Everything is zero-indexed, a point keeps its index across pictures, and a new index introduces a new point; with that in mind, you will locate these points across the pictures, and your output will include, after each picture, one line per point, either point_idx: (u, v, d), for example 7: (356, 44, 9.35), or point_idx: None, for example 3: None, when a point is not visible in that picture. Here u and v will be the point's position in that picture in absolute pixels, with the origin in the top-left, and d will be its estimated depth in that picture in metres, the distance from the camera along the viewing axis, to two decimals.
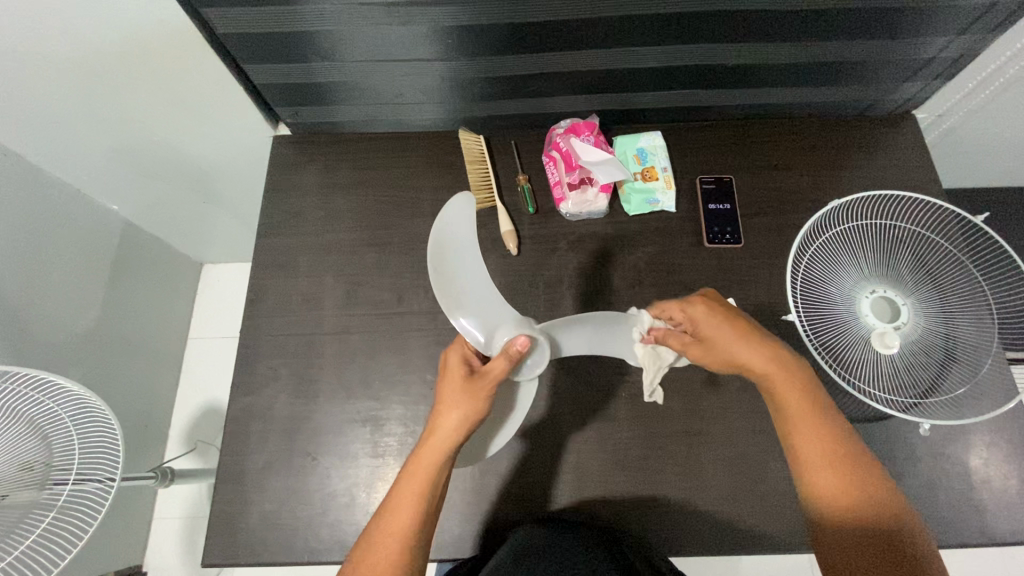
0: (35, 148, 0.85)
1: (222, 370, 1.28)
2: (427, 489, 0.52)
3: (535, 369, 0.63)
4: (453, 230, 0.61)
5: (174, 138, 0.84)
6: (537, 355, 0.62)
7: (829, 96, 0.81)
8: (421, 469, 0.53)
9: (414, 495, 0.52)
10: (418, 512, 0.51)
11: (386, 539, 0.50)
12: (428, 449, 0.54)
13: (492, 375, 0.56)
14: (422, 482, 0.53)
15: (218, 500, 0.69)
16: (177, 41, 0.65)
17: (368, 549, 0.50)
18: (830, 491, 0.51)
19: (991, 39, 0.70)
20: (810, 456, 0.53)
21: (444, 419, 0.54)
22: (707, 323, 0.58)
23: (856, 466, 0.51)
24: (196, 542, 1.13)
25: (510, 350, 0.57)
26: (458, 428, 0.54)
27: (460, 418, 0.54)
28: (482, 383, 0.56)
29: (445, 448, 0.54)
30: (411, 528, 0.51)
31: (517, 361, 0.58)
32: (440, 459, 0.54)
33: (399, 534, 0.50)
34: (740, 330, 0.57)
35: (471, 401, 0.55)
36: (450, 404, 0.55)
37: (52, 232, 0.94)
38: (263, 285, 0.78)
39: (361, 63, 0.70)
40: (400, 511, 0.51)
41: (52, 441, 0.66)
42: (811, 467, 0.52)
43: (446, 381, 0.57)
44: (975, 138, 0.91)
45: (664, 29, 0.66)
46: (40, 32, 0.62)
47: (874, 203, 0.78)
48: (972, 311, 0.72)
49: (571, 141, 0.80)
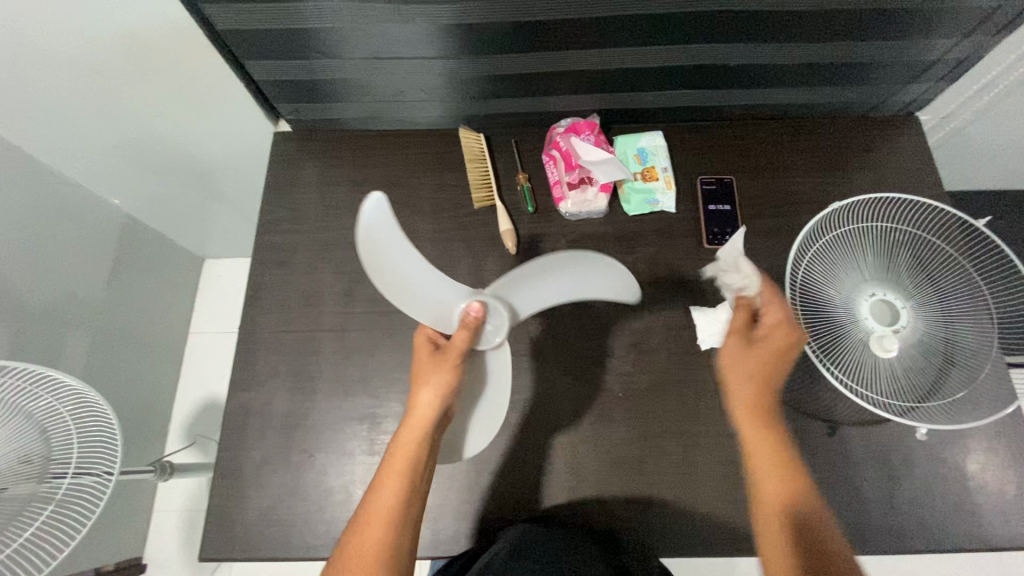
0: (36, 143, 0.85)
1: (223, 365, 1.28)
2: (410, 467, 0.56)
3: (500, 334, 0.62)
4: (379, 233, 0.54)
5: (175, 134, 0.84)
6: (497, 320, 0.62)
7: (832, 97, 0.81)
8: (403, 450, 0.57)
9: (398, 475, 0.56)
10: (403, 491, 0.55)
11: (374, 522, 0.54)
12: (409, 431, 0.58)
13: (454, 347, 0.60)
14: (405, 462, 0.57)
15: (214, 496, 0.69)
16: (178, 37, 0.65)
17: (358, 529, 0.54)
18: (774, 498, 0.55)
19: (997, 41, 0.70)
20: (766, 476, 0.56)
21: (419, 398, 0.59)
22: (784, 337, 0.60)
23: (798, 482, 0.55)
24: (195, 536, 1.14)
25: (465, 320, 0.60)
26: (433, 400, 0.58)
27: (430, 395, 0.59)
28: (447, 355, 0.60)
29: (425, 424, 0.58)
30: (393, 507, 0.55)
31: (473, 329, 0.60)
32: (422, 434, 0.58)
33: (386, 513, 0.54)
34: (789, 354, 0.60)
35: (436, 373, 0.59)
36: (422, 382, 0.60)
37: (53, 226, 0.94)
38: (262, 282, 0.78)
39: (362, 61, 0.70)
40: (384, 492, 0.55)
41: (50, 435, 0.66)
42: (761, 474, 0.56)
43: (417, 364, 0.62)
44: (980, 140, 0.91)
45: (661, 30, 0.66)
46: (43, 29, 0.62)
47: (875, 205, 0.78)
48: (972, 315, 0.72)
49: (571, 140, 0.79)
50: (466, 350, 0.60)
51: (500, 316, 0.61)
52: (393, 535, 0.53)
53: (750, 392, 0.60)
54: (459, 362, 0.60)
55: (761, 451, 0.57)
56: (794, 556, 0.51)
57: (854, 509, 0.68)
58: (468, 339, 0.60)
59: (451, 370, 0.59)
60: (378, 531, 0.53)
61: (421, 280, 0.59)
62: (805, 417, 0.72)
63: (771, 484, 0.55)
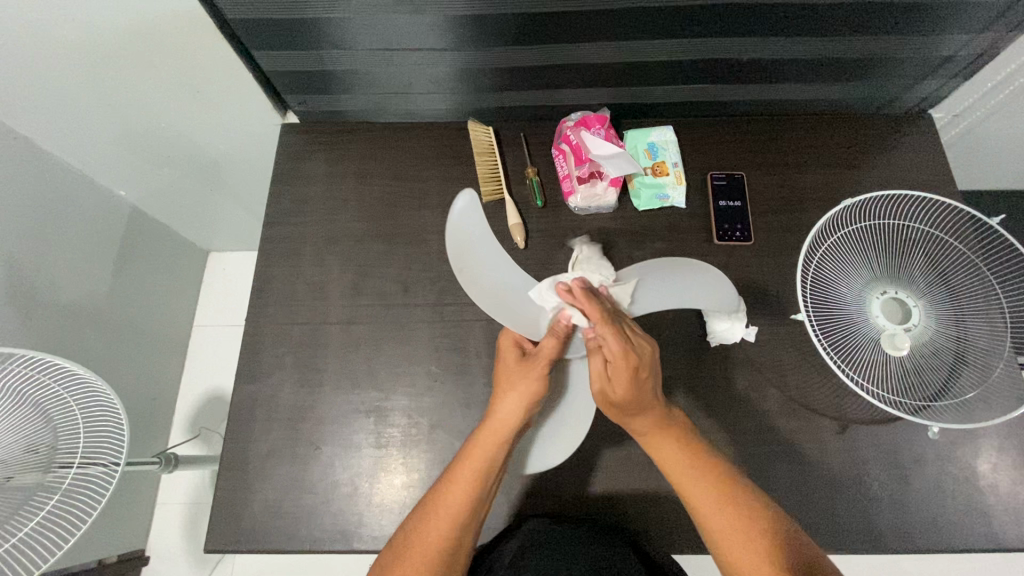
0: (42, 132, 0.85)
1: (227, 358, 1.28)
2: (485, 468, 0.57)
3: (589, 343, 0.67)
4: (466, 226, 0.69)
5: (182, 125, 0.84)
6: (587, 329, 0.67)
7: (845, 93, 0.80)
8: (481, 449, 0.58)
9: (474, 473, 0.56)
10: (476, 490, 0.56)
11: (445, 513, 0.54)
12: (490, 431, 0.59)
13: (544, 354, 0.62)
14: (481, 460, 0.57)
15: (221, 487, 0.69)
16: (186, 26, 0.64)
17: (425, 518, 0.54)
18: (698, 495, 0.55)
19: (1012, 38, 0.69)
20: (694, 491, 0.56)
21: (505, 401, 0.61)
22: (647, 352, 0.60)
23: (701, 466, 0.57)
24: (199, 528, 1.14)
25: (556, 327, 0.62)
26: (518, 404, 0.60)
27: (518, 399, 0.61)
28: (535, 362, 0.62)
29: (508, 429, 0.59)
30: (466, 503, 0.55)
31: (563, 338, 0.63)
32: (502, 438, 0.59)
33: (456, 507, 0.54)
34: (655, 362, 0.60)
35: (525, 379, 0.62)
36: (508, 387, 0.62)
37: (59, 216, 0.94)
38: (269, 274, 0.78)
39: (371, 52, 0.70)
40: (457, 487, 0.56)
41: (56, 425, 0.66)
42: (677, 477, 0.57)
43: (503, 368, 0.64)
44: (993, 138, 0.90)
45: (672, 23, 0.65)
46: (50, 17, 0.61)
47: (887, 203, 0.77)
48: (984, 314, 0.71)
49: (581, 133, 0.77)
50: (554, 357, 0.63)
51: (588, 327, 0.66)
52: (458, 530, 0.53)
53: (645, 419, 0.59)
54: (546, 369, 0.62)
55: (677, 466, 0.57)
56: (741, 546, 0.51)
57: (863, 507, 0.68)
58: (558, 347, 0.62)
59: (538, 377, 0.62)
60: (447, 522, 0.53)
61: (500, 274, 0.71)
62: (815, 415, 0.71)
63: (702, 497, 0.55)
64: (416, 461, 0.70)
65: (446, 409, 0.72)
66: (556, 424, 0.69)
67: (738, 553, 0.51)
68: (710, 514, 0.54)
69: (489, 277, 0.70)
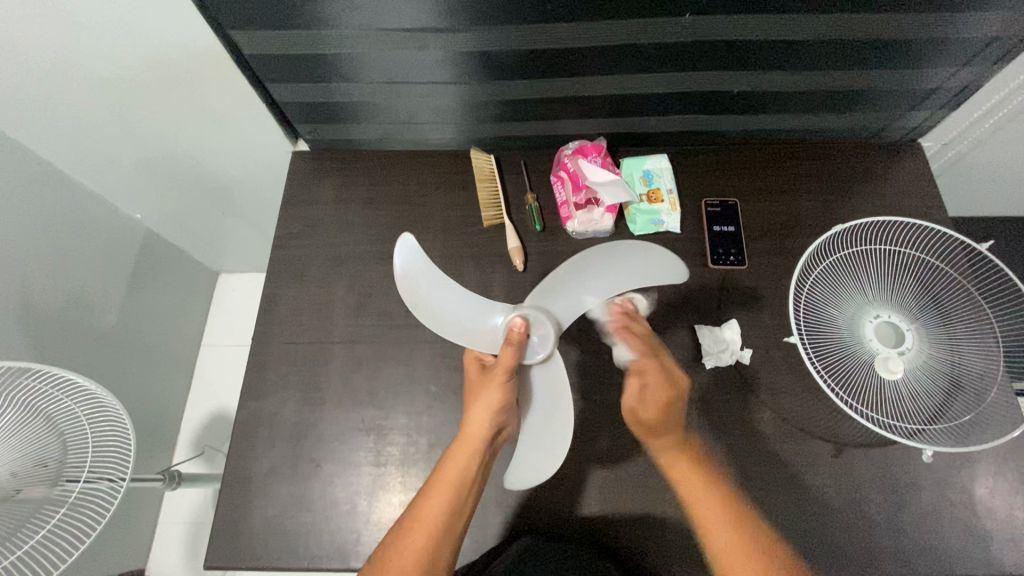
0: (67, 157, 0.89)
1: (234, 377, 1.30)
2: (460, 480, 0.59)
3: (546, 347, 0.68)
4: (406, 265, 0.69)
5: (198, 151, 0.88)
6: (542, 331, 0.69)
7: (835, 123, 0.83)
8: (452, 464, 0.60)
9: (449, 485, 0.59)
10: (448, 504, 0.58)
11: (422, 526, 0.56)
12: (460, 445, 0.62)
13: (501, 363, 0.65)
14: (453, 474, 0.59)
15: (222, 502, 0.70)
16: (206, 59, 0.69)
17: (404, 531, 0.56)
18: (715, 510, 0.59)
19: (994, 71, 0.71)
20: (719, 528, 0.57)
21: (471, 412, 0.63)
22: (657, 388, 0.65)
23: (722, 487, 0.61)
24: (199, 548, 1.14)
25: (509, 336, 0.66)
26: (484, 412, 0.63)
27: (483, 410, 0.63)
28: (495, 372, 0.65)
29: (478, 441, 0.62)
30: (442, 516, 0.57)
31: (516, 343, 0.65)
32: (471, 449, 0.61)
33: (432, 521, 0.56)
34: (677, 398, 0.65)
35: (490, 390, 0.64)
36: (475, 399, 0.64)
37: (77, 238, 0.98)
38: (275, 295, 0.80)
39: (378, 84, 0.74)
40: (433, 500, 0.57)
41: (66, 439, 0.68)
42: (697, 492, 0.61)
43: (470, 384, 0.68)
44: (984, 166, 0.92)
45: (662, 58, 0.68)
46: (80, 50, 0.66)
47: (877, 229, 0.79)
48: (976, 339, 0.72)
49: (578, 162, 0.80)
50: (512, 365, 0.65)
51: (544, 326, 0.69)
52: (434, 543, 0.55)
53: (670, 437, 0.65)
54: (505, 376, 0.64)
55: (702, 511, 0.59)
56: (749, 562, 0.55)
57: (859, 531, 0.68)
58: (513, 354, 0.65)
59: (497, 385, 0.64)
60: (422, 538, 0.55)
61: (457, 305, 0.71)
62: (810, 438, 0.72)
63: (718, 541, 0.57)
64: (413, 480, 0.71)
65: (444, 427, 0.73)
66: (532, 433, 0.68)
67: None
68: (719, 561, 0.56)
69: (448, 309, 0.71)
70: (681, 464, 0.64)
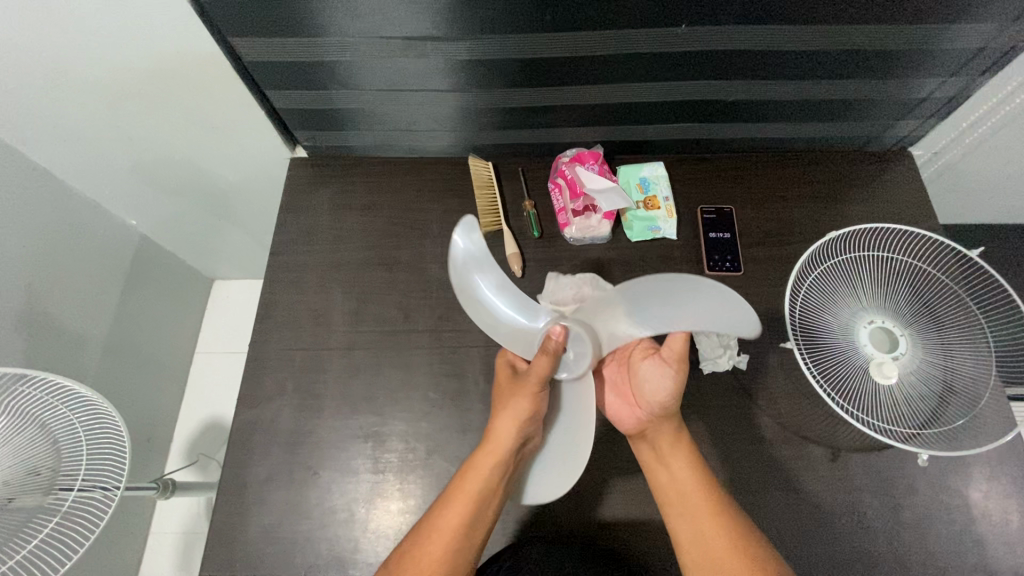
0: (63, 162, 0.89)
1: (229, 385, 1.29)
2: (481, 489, 0.59)
3: (582, 364, 0.68)
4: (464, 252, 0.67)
5: (194, 156, 0.88)
6: (579, 350, 0.68)
7: (826, 132, 0.84)
8: (474, 473, 0.60)
9: (469, 496, 0.59)
10: (467, 514, 0.58)
11: (440, 538, 0.56)
12: (484, 457, 0.61)
13: (536, 373, 0.64)
14: (475, 486, 0.59)
15: (218, 511, 0.69)
16: (204, 65, 0.69)
17: (420, 542, 0.56)
18: (689, 484, 0.60)
19: (982, 81, 0.73)
20: (690, 501, 0.59)
21: (498, 423, 0.63)
22: (655, 391, 0.65)
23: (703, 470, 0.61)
24: (192, 559, 1.12)
25: (546, 345, 0.65)
26: (512, 425, 0.63)
27: (511, 421, 0.63)
28: (527, 380, 0.65)
29: (504, 451, 0.62)
30: (460, 527, 0.57)
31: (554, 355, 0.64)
32: (494, 464, 0.61)
33: (451, 531, 0.57)
34: (674, 397, 0.63)
35: (519, 399, 0.64)
36: (503, 407, 0.64)
37: (72, 244, 0.97)
38: (273, 302, 0.80)
39: (377, 92, 0.74)
40: (452, 511, 0.58)
41: (61, 447, 0.67)
42: (676, 470, 0.62)
43: (498, 390, 0.68)
44: (974, 175, 0.93)
45: (660, 67, 0.69)
46: (77, 55, 0.66)
47: (870, 236, 0.80)
48: (968, 344, 0.73)
49: (576, 169, 0.81)
50: (546, 376, 0.64)
51: (584, 346, 0.67)
52: (452, 554, 0.56)
53: (663, 422, 0.64)
54: (538, 387, 0.64)
55: (681, 501, 0.60)
56: (715, 533, 0.57)
57: (856, 536, 0.68)
58: (550, 363, 0.64)
59: (528, 396, 0.64)
60: (441, 547, 0.56)
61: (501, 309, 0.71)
62: (807, 443, 0.72)
63: (696, 531, 0.58)
64: (412, 487, 0.71)
65: (443, 434, 0.73)
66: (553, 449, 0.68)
67: (719, 558, 0.55)
68: (693, 554, 0.57)
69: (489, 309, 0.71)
70: (664, 454, 0.63)
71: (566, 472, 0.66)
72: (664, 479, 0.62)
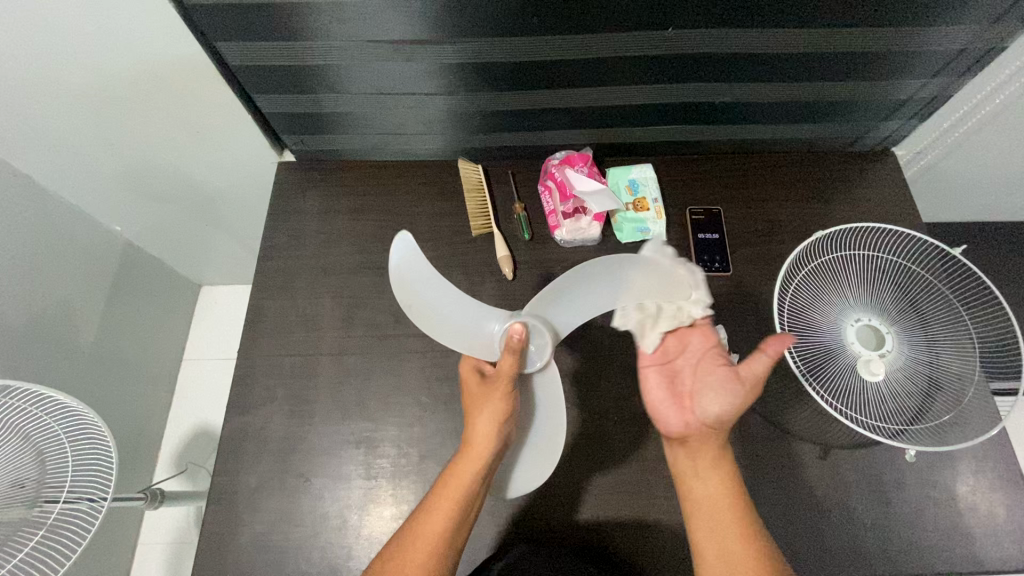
0: (46, 170, 0.88)
1: (217, 392, 1.27)
2: (462, 494, 0.59)
3: (545, 356, 0.68)
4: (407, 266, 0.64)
5: (180, 161, 0.87)
6: (540, 341, 0.67)
7: (812, 133, 0.85)
8: (455, 479, 0.60)
9: (452, 501, 0.59)
10: (450, 520, 0.58)
11: (420, 547, 0.56)
12: (464, 462, 0.61)
13: (504, 373, 0.63)
14: (455, 493, 0.59)
15: (207, 520, 0.69)
16: (191, 71, 0.68)
17: (402, 550, 0.56)
18: (716, 496, 0.61)
19: (962, 81, 0.74)
20: (715, 509, 0.60)
21: (476, 427, 0.62)
22: (717, 406, 0.62)
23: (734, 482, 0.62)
24: (181, 569, 1.11)
25: (510, 344, 0.63)
26: (487, 429, 0.62)
27: (488, 426, 0.62)
28: (498, 381, 0.64)
29: (484, 456, 0.61)
30: (442, 536, 0.57)
31: (517, 352, 0.63)
32: (474, 468, 0.60)
33: (434, 539, 0.57)
34: (730, 419, 0.62)
35: (495, 401, 0.63)
36: (478, 410, 0.63)
37: (55, 252, 0.96)
38: (261, 307, 0.79)
39: (365, 96, 0.74)
40: (434, 518, 0.58)
41: (47, 460, 0.66)
42: (705, 480, 0.62)
43: (470, 395, 0.66)
44: (955, 173, 0.95)
45: (647, 70, 0.70)
46: (59, 60, 0.65)
47: (857, 236, 0.81)
48: (953, 340, 0.74)
49: (565, 171, 0.81)
50: (513, 374, 0.63)
51: (543, 336, 0.67)
52: (436, 559, 0.56)
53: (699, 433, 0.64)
54: (509, 387, 0.63)
55: (708, 509, 0.61)
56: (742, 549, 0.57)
57: (847, 532, 0.69)
58: (514, 365, 0.63)
59: (501, 397, 0.63)
60: (424, 552, 0.56)
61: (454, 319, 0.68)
62: (797, 441, 0.73)
63: (717, 542, 0.58)
64: (405, 492, 0.70)
65: (436, 438, 0.73)
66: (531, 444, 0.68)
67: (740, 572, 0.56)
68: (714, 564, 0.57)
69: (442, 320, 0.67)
70: (699, 465, 0.63)
71: (544, 464, 0.67)
72: (690, 487, 0.63)
